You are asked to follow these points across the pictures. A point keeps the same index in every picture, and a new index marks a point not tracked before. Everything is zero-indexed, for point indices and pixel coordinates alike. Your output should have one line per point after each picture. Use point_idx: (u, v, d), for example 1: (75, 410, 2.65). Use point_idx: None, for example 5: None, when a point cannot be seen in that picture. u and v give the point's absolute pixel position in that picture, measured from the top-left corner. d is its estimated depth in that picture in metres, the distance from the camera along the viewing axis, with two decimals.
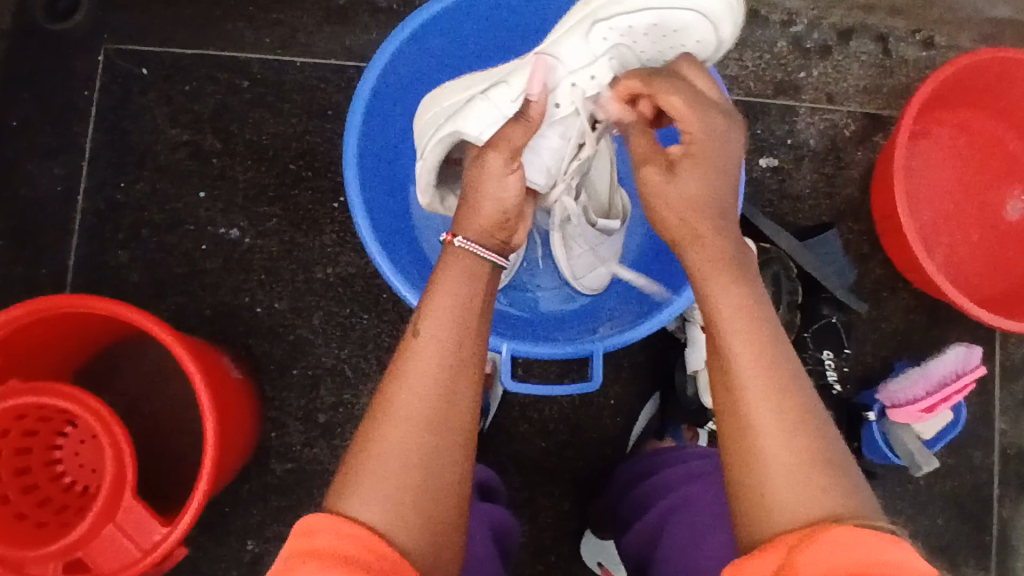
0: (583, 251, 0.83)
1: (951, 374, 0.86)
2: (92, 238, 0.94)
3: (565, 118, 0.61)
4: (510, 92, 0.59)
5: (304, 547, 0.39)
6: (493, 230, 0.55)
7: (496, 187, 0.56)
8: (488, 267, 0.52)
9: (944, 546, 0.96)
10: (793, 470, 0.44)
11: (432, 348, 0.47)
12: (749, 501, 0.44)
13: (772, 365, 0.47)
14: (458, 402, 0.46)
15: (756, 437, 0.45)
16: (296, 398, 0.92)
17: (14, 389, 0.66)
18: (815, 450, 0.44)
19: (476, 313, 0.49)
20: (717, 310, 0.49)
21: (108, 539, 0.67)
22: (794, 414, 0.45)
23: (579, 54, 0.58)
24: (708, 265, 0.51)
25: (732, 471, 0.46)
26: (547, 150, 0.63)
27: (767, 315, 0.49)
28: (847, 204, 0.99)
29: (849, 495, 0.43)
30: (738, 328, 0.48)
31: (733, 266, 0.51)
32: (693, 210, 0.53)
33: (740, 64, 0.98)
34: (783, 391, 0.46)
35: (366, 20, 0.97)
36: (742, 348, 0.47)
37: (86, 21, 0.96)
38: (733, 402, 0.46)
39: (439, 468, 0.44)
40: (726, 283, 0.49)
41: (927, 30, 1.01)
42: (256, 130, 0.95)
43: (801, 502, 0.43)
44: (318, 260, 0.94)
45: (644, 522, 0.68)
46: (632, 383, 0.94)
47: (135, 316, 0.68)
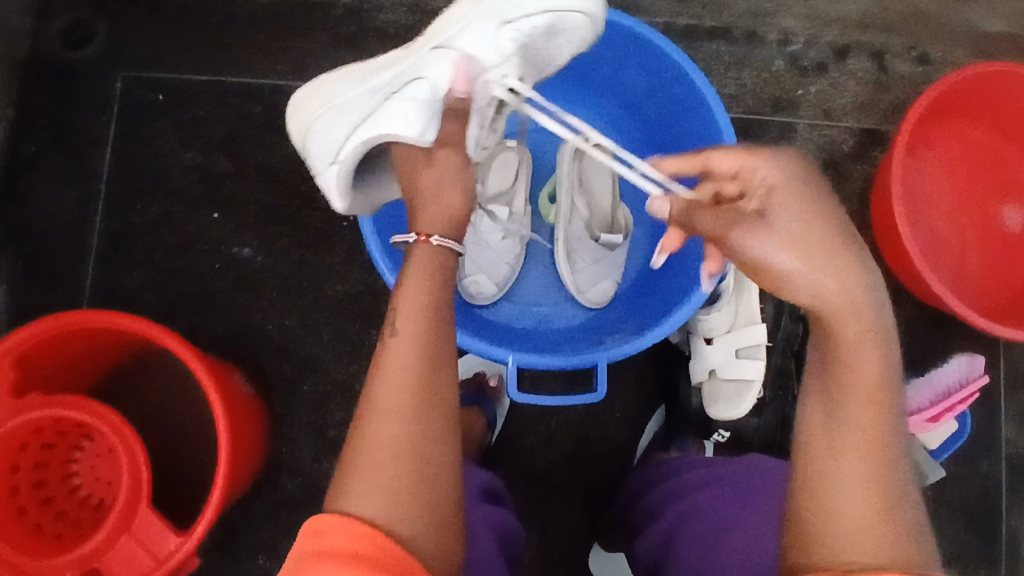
0: (587, 262, 0.87)
1: (956, 383, 0.87)
2: (108, 259, 0.96)
3: (481, 110, 0.59)
4: (428, 86, 0.55)
5: (317, 547, 0.41)
6: (460, 221, 0.54)
7: (456, 175, 0.55)
8: (452, 254, 0.53)
9: (953, 558, 0.95)
10: (871, 514, 0.43)
11: (408, 344, 0.48)
12: (810, 533, 0.44)
13: (883, 423, 0.45)
14: (436, 386, 0.47)
15: (842, 480, 0.44)
16: (305, 414, 0.94)
17: (34, 402, 0.68)
18: (898, 503, 0.43)
19: (438, 303, 0.50)
20: (846, 364, 0.46)
21: (123, 549, 0.68)
22: (884, 468, 0.44)
23: (487, 54, 0.56)
24: (855, 315, 0.46)
25: (800, 503, 0.45)
26: (470, 142, 0.60)
27: (896, 379, 0.46)
28: (847, 217, 1.00)
29: (917, 543, 0.42)
30: (856, 380, 0.46)
31: (875, 320, 0.46)
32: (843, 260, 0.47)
33: (738, 83, 1.01)
34: (880, 442, 0.45)
35: (374, 46, 1.00)
36: (856, 402, 0.45)
37: (103, 51, 1.00)
38: (830, 446, 0.45)
39: (432, 459, 0.46)
40: (866, 344, 0.46)
41: (921, 47, 1.03)
42: (268, 153, 0.98)
43: (871, 546, 0.42)
44: (328, 278, 0.96)
45: (654, 531, 0.69)
46: (638, 396, 0.95)
47: (150, 331, 0.70)
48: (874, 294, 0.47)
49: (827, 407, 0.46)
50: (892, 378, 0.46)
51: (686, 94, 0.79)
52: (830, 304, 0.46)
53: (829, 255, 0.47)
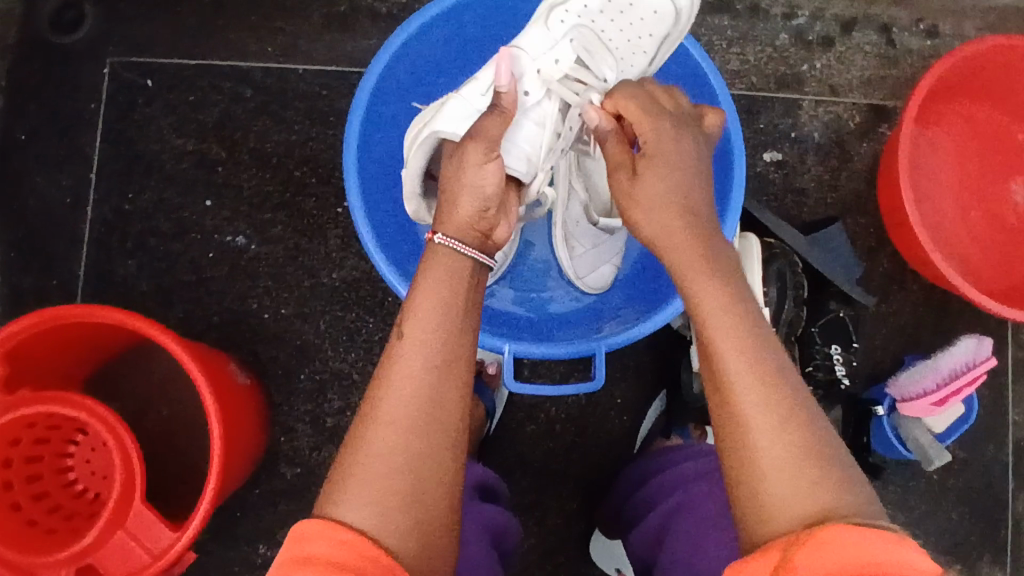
0: (586, 247, 0.85)
1: (962, 366, 0.85)
2: (101, 248, 0.95)
3: (537, 104, 0.60)
4: (480, 85, 0.60)
5: (301, 554, 0.40)
6: (471, 223, 0.52)
7: (474, 176, 0.53)
8: (466, 264, 0.51)
9: (957, 542, 0.94)
10: (785, 465, 0.43)
11: (416, 350, 0.46)
12: (747, 506, 0.43)
13: (764, 363, 0.46)
14: (445, 402, 0.46)
15: (748, 430, 0.44)
16: (302, 403, 0.93)
17: (22, 399, 0.67)
18: (809, 444, 0.43)
19: (457, 312, 0.48)
20: (701, 309, 0.48)
21: (117, 545, 0.67)
22: (786, 412, 0.44)
23: (542, 42, 0.62)
24: (690, 262, 0.50)
25: (729, 472, 0.45)
26: (524, 134, 0.59)
27: (754, 315, 0.48)
28: (853, 196, 0.98)
29: (845, 491, 0.42)
30: (722, 328, 0.47)
31: (713, 263, 0.50)
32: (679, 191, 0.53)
33: (742, 59, 0.98)
34: (772, 380, 0.45)
35: (366, 26, 0.97)
36: (732, 345, 0.46)
37: (91, 34, 0.98)
38: (723, 403, 0.45)
39: (430, 471, 0.44)
40: (711, 283, 0.49)
41: (931, 20, 0.99)
42: (260, 138, 0.96)
43: (795, 502, 0.42)
44: (323, 265, 0.94)
45: (650, 523, 0.67)
46: (639, 382, 0.94)
47: (138, 324, 0.68)
48: (698, 232, 0.52)
49: (712, 355, 0.47)
50: (750, 311, 0.48)
51: (687, 73, 0.76)
52: (675, 258, 0.51)
53: (659, 197, 0.53)
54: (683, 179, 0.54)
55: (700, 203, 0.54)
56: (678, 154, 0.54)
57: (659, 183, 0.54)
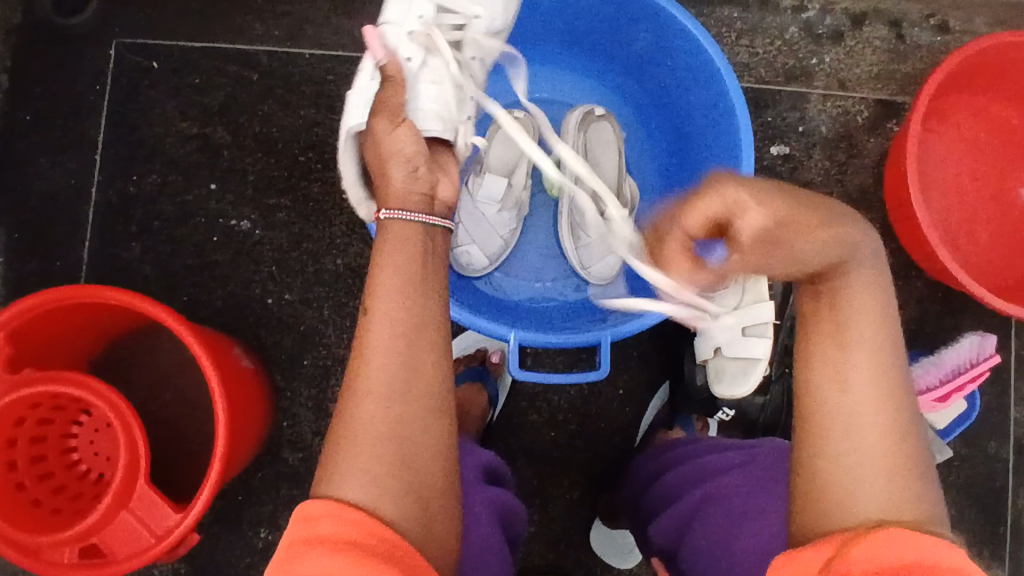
0: (593, 237, 0.86)
1: (965, 363, 0.86)
2: (105, 231, 0.95)
3: (422, 67, 0.61)
4: (365, 71, 0.61)
5: (305, 534, 0.41)
6: (409, 185, 0.52)
7: (390, 145, 0.53)
8: (417, 227, 0.50)
9: (957, 538, 0.95)
10: (879, 465, 0.44)
11: (385, 321, 0.46)
12: (831, 493, 0.44)
13: (885, 364, 0.46)
14: (424, 374, 0.45)
15: (855, 428, 0.44)
16: (305, 389, 0.93)
17: (27, 379, 0.67)
18: (905, 453, 0.44)
19: (422, 280, 0.48)
20: (847, 301, 0.47)
21: (121, 525, 0.68)
22: (891, 415, 0.45)
23: (401, 8, 0.64)
24: (862, 268, 0.47)
25: (819, 456, 0.45)
26: (425, 97, 0.60)
27: (892, 321, 0.47)
28: (859, 191, 0.98)
29: (928, 503, 0.43)
30: (863, 326, 0.46)
31: (876, 270, 0.48)
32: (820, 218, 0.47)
33: (750, 51, 0.98)
34: (892, 388, 0.45)
35: (373, 11, 0.97)
36: (863, 344, 0.46)
37: (97, 16, 0.97)
38: (830, 390, 0.46)
39: (417, 440, 0.44)
40: (865, 281, 0.47)
41: (941, 15, 0.99)
42: (266, 123, 0.96)
43: (878, 501, 0.43)
44: (328, 251, 0.94)
45: (670, 516, 0.67)
46: (643, 373, 0.94)
47: (144, 304, 0.68)
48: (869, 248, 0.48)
49: (842, 345, 0.46)
50: (892, 317, 0.47)
51: (700, 66, 0.76)
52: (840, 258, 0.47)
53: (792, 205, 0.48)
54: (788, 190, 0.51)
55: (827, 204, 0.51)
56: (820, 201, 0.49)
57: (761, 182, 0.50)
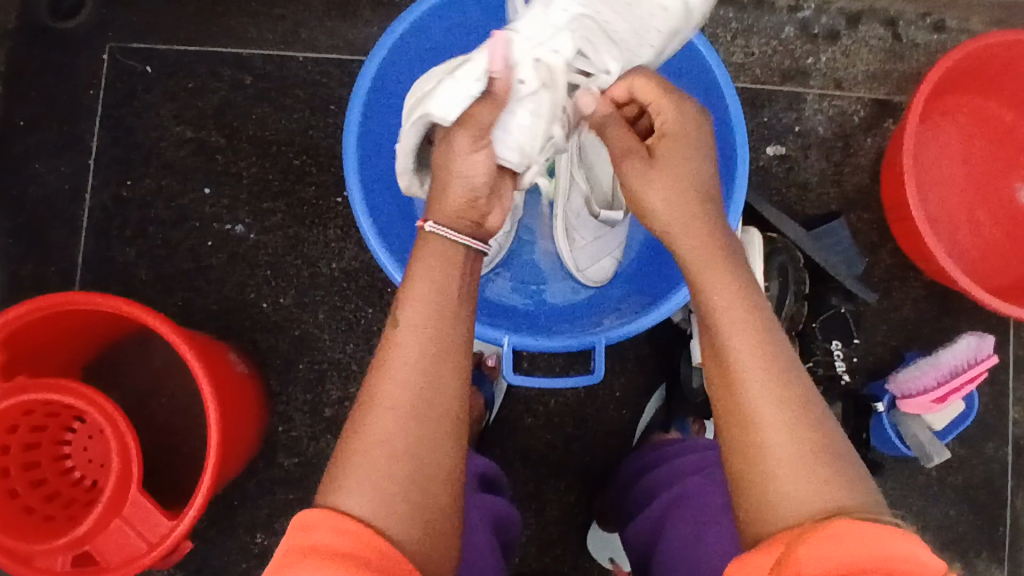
0: (587, 240, 0.85)
1: (963, 363, 0.85)
2: (100, 236, 0.95)
3: (534, 94, 0.52)
4: (475, 69, 0.52)
5: (305, 542, 0.40)
6: (463, 213, 0.51)
7: (462, 165, 0.51)
8: (462, 250, 0.50)
9: (955, 539, 0.94)
10: (791, 460, 0.44)
11: (410, 337, 0.46)
12: (753, 497, 0.44)
13: (772, 358, 0.46)
14: (443, 393, 0.45)
15: (757, 425, 0.45)
16: (300, 393, 0.93)
17: (19, 386, 0.67)
18: (817, 442, 0.44)
19: (451, 299, 0.48)
20: (712, 302, 0.48)
21: (114, 532, 0.67)
22: (793, 408, 0.45)
23: (542, 24, 0.53)
24: (713, 263, 0.50)
25: (734, 461, 0.45)
26: (517, 128, 0.53)
27: (766, 317, 0.48)
28: (856, 191, 0.97)
29: (849, 488, 0.43)
30: (735, 323, 0.47)
31: (731, 263, 0.50)
32: (682, 194, 0.52)
33: (746, 51, 0.97)
34: (784, 379, 0.45)
35: (367, 13, 0.97)
36: (742, 341, 0.47)
37: (90, 20, 0.97)
38: (729, 397, 0.46)
39: (429, 460, 0.44)
40: (725, 278, 0.49)
41: (938, 14, 0.98)
42: (260, 126, 0.96)
43: (801, 496, 0.43)
44: (322, 255, 0.94)
45: (647, 516, 0.67)
46: (638, 375, 0.94)
47: (135, 311, 0.68)
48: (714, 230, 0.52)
49: (726, 346, 0.47)
50: (762, 306, 0.48)
51: (696, 71, 0.76)
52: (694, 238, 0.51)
53: (676, 184, 0.52)
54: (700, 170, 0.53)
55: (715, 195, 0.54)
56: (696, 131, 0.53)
57: (678, 167, 0.53)
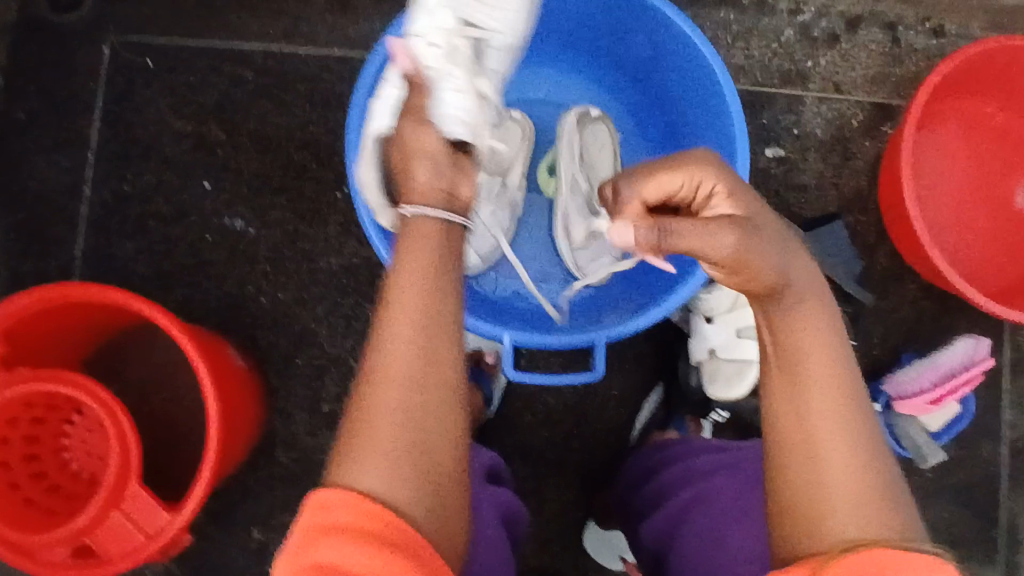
0: (587, 238, 0.87)
1: (959, 366, 0.85)
2: (99, 230, 0.95)
3: (446, 72, 0.54)
4: (392, 81, 0.59)
5: (320, 523, 0.41)
6: (431, 189, 0.48)
7: (414, 144, 0.50)
8: (439, 228, 0.47)
9: (950, 539, 0.95)
10: (852, 488, 0.43)
11: (407, 308, 0.45)
12: (802, 517, 0.43)
13: (843, 387, 0.45)
14: (440, 360, 0.45)
15: (820, 454, 0.44)
16: (300, 388, 0.93)
17: (20, 377, 0.67)
18: (878, 475, 0.44)
19: (441, 265, 0.47)
20: (790, 328, 0.47)
21: (114, 525, 0.67)
22: (858, 439, 0.44)
23: (426, 22, 0.57)
24: (798, 287, 0.48)
25: (785, 480, 0.45)
26: (451, 104, 0.52)
27: (845, 350, 0.47)
28: (854, 193, 0.98)
29: (903, 518, 0.43)
30: (811, 352, 0.46)
31: (815, 292, 0.48)
32: (777, 240, 0.49)
33: (746, 53, 0.98)
34: (852, 411, 0.45)
35: (369, 11, 0.97)
36: (817, 370, 0.46)
37: (91, 14, 0.97)
38: (798, 420, 0.45)
39: (435, 433, 0.44)
40: (807, 307, 0.47)
41: (936, 19, 0.99)
42: (261, 122, 0.96)
43: (857, 523, 0.42)
44: (323, 251, 0.94)
45: (660, 517, 0.66)
46: (638, 374, 0.94)
47: (134, 303, 0.68)
48: (805, 264, 0.49)
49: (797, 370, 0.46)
50: (841, 337, 0.47)
51: (698, 69, 0.76)
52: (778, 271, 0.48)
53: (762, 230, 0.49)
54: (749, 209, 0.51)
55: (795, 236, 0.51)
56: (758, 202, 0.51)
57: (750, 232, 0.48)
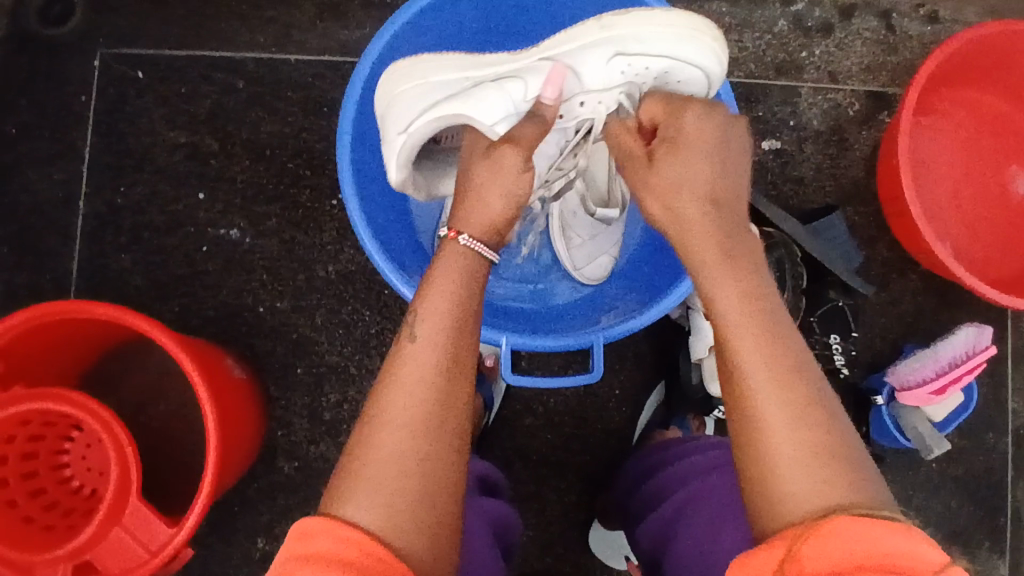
0: (584, 238, 0.85)
1: (961, 355, 0.85)
2: (94, 243, 0.94)
3: (563, 128, 0.62)
4: (525, 91, 0.57)
5: (302, 550, 0.41)
6: (497, 231, 0.55)
7: (510, 185, 0.55)
8: (483, 265, 0.53)
9: (956, 530, 0.94)
10: (796, 455, 0.43)
11: (425, 349, 0.48)
12: (758, 494, 0.44)
13: (777, 356, 0.46)
14: (452, 404, 0.47)
15: (758, 422, 0.45)
16: (299, 397, 0.93)
17: (16, 396, 0.66)
18: (822, 440, 0.44)
19: (465, 315, 0.50)
20: (712, 295, 0.49)
21: (114, 541, 0.67)
22: (799, 405, 0.44)
23: (597, 76, 0.57)
24: (701, 250, 0.50)
25: (740, 458, 0.46)
26: (542, 157, 0.65)
27: (771, 307, 0.48)
28: (853, 184, 0.97)
29: (857, 485, 0.43)
30: (737, 318, 0.47)
31: (727, 250, 0.50)
32: (694, 186, 0.51)
33: (740, 45, 0.97)
34: (790, 374, 0.45)
35: (359, 14, 0.96)
36: (744, 335, 0.47)
37: (80, 26, 0.96)
38: (734, 391, 0.46)
39: (435, 471, 0.45)
40: (723, 272, 0.49)
41: (931, 5, 0.98)
42: (254, 130, 0.95)
43: (808, 493, 0.43)
44: (319, 258, 0.94)
45: (657, 519, 0.67)
46: (638, 372, 0.94)
47: (128, 318, 0.68)
48: (715, 222, 0.51)
49: (728, 339, 0.47)
50: (765, 294, 0.48)
51: None
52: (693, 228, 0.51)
53: (693, 170, 0.52)
54: (718, 175, 0.52)
55: (729, 196, 0.52)
56: (741, 159, 0.54)
57: (682, 181, 0.52)
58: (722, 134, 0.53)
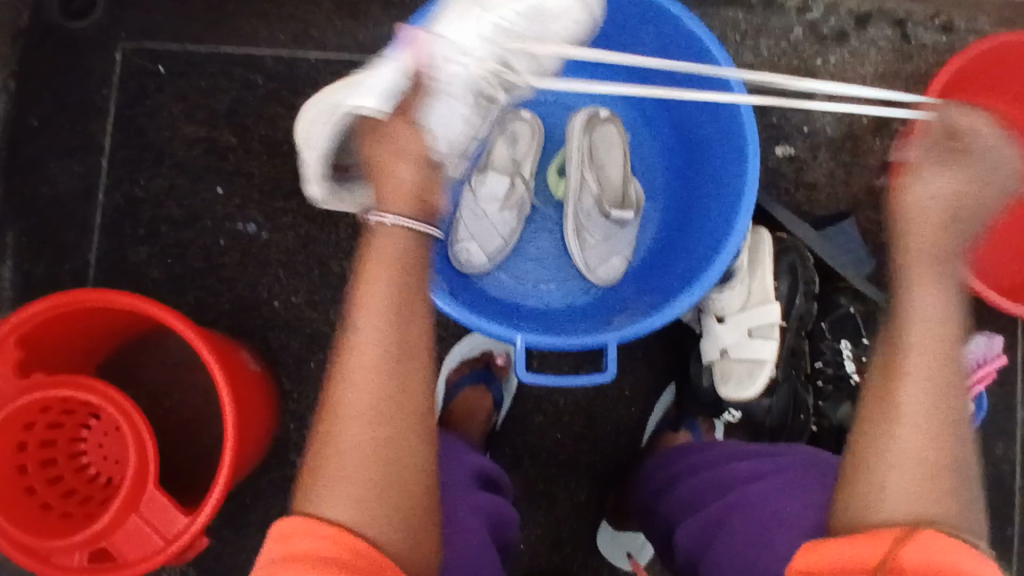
0: (597, 239, 0.86)
1: (973, 362, 0.85)
2: (112, 235, 0.95)
3: (447, 93, 0.59)
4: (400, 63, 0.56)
5: (285, 551, 0.44)
6: (412, 197, 0.54)
7: (405, 147, 0.56)
8: (407, 242, 0.53)
9: None
10: (918, 464, 0.47)
11: (369, 340, 0.49)
12: (859, 485, 0.48)
13: (944, 376, 0.49)
14: (401, 388, 0.49)
15: (897, 424, 0.48)
16: (313, 391, 0.93)
17: (38, 383, 0.67)
18: (948, 457, 0.47)
19: (405, 300, 0.50)
20: (913, 302, 0.52)
21: (132, 529, 0.68)
22: (942, 426, 0.48)
23: (461, 32, 0.58)
24: (927, 259, 0.53)
25: (859, 450, 0.50)
26: (439, 121, 0.59)
27: (955, 334, 0.51)
28: (866, 191, 0.97)
29: (959, 507, 0.46)
30: (924, 329, 0.50)
31: (948, 272, 0.53)
32: (958, 200, 0.54)
33: (755, 52, 0.98)
34: (948, 398, 0.49)
35: (378, 14, 0.97)
36: (924, 346, 0.50)
37: (102, 20, 0.97)
38: (886, 389, 0.50)
39: (399, 455, 0.48)
40: (932, 288, 0.52)
41: (946, 15, 0.99)
42: (271, 126, 0.96)
43: (910, 498, 0.46)
44: (334, 254, 0.94)
45: (694, 522, 0.67)
46: (649, 374, 0.95)
47: (148, 309, 0.68)
48: (944, 249, 0.53)
49: (906, 349, 0.50)
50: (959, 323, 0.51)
51: (701, 68, 0.77)
52: (936, 237, 0.54)
53: (969, 180, 0.55)
54: (980, 201, 0.55)
55: (965, 226, 0.55)
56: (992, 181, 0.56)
57: (925, 197, 0.55)
58: (1007, 165, 0.56)
